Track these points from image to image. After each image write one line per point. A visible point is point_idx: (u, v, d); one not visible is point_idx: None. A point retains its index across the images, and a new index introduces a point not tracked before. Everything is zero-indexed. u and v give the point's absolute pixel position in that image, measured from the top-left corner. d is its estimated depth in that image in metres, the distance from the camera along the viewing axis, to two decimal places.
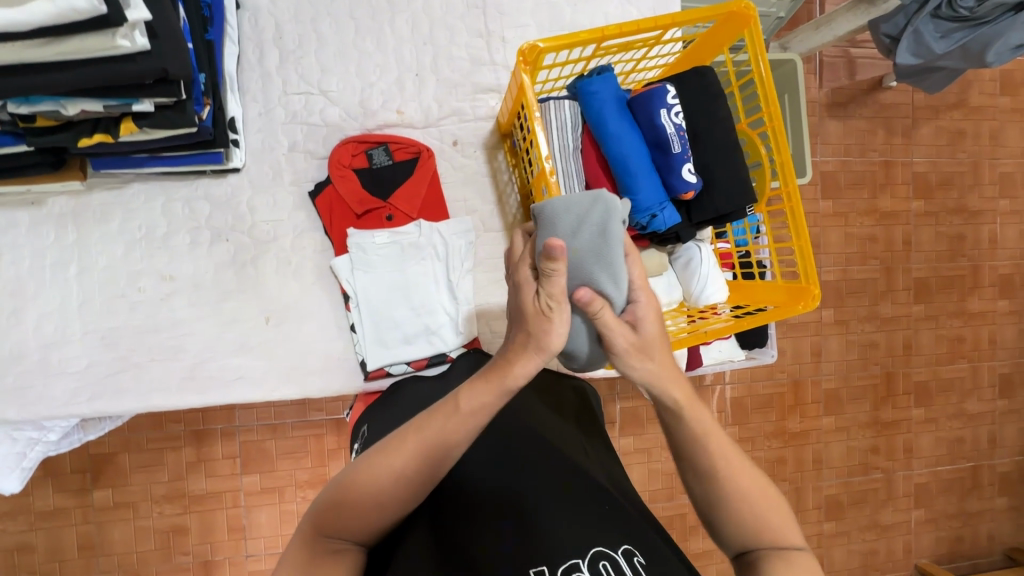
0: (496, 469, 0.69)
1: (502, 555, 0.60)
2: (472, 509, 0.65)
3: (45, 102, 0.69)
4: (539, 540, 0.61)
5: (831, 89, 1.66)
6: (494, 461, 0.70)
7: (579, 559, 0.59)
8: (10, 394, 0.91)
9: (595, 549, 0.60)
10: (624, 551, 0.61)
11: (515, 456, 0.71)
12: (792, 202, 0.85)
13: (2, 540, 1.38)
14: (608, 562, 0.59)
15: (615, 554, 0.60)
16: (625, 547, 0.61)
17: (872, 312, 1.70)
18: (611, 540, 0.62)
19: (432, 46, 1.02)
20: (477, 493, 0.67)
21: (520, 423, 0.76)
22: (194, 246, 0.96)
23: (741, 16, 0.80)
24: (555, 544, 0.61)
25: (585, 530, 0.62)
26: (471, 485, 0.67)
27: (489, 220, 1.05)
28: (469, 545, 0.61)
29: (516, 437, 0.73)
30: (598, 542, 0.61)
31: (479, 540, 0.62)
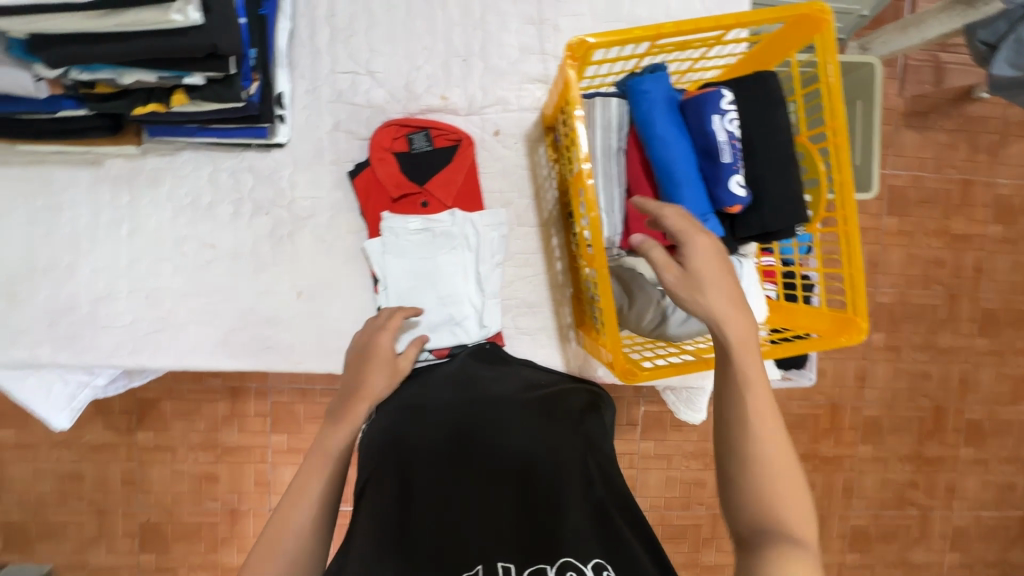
0: (473, 459, 0.67)
1: (466, 550, 0.61)
2: (452, 494, 0.65)
3: (104, 70, 0.72)
4: (503, 539, 0.61)
5: (912, 97, 1.53)
6: (472, 450, 0.69)
7: (546, 564, 0.59)
8: (62, 340, 0.97)
9: (563, 558, 0.58)
10: (595, 563, 0.58)
11: (493, 446, 0.69)
12: (846, 226, 0.79)
13: (57, 465, 1.50)
14: (574, 573, 0.57)
15: (582, 564, 0.58)
16: (597, 561, 0.58)
17: (928, 341, 1.59)
18: (582, 547, 0.59)
19: (483, 30, 0.99)
20: (456, 480, 0.66)
21: (510, 411, 0.74)
22: (236, 217, 0.99)
23: (813, 20, 0.73)
24: (520, 546, 0.61)
25: (556, 534, 0.61)
26: (446, 474, 0.66)
27: (524, 215, 1.03)
28: (438, 535, 0.62)
29: (499, 428, 0.71)
30: (567, 550, 0.59)
31: (446, 532, 0.62)
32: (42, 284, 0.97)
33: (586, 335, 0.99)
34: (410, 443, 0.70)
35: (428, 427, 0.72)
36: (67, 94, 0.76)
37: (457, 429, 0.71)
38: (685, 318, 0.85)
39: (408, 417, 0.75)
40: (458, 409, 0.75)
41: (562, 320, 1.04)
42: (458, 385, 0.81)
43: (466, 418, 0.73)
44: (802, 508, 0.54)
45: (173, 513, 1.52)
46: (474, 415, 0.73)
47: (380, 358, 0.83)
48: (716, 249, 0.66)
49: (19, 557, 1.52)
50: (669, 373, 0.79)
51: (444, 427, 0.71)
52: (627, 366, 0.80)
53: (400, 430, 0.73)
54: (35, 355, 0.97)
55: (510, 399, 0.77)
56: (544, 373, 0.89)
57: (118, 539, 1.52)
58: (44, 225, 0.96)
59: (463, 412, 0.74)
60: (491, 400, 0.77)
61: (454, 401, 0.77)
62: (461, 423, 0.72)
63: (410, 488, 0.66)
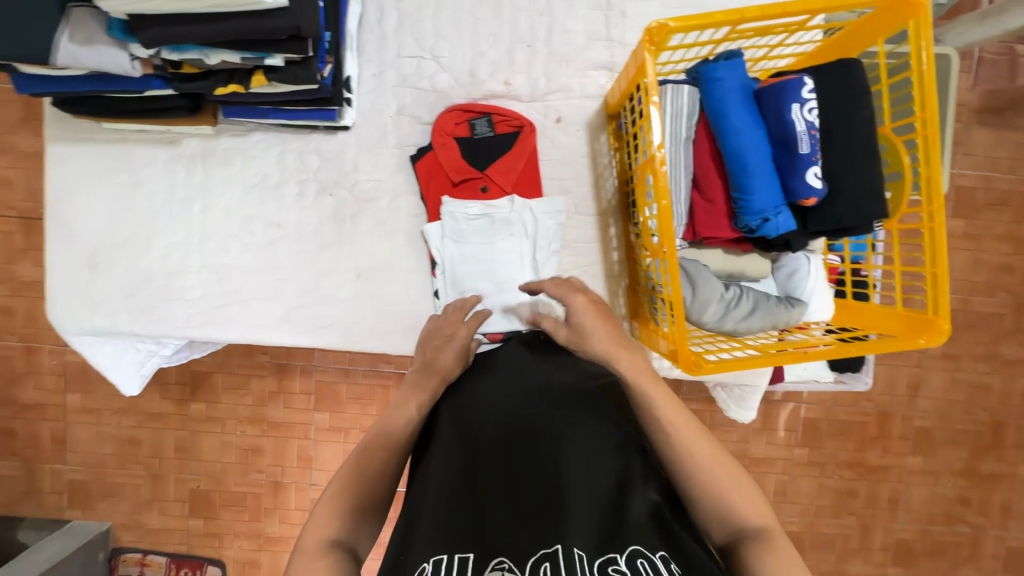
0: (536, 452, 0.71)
1: (533, 534, 0.61)
2: (516, 487, 0.68)
3: (192, 50, 0.74)
4: (574, 528, 0.61)
5: (986, 92, 1.44)
6: (535, 444, 0.72)
7: (616, 553, 0.59)
8: (138, 309, 1.02)
9: (632, 547, 0.59)
10: (662, 555, 0.59)
11: (556, 440, 0.71)
12: (931, 223, 0.75)
13: (115, 430, 1.57)
14: (645, 560, 0.58)
15: (651, 554, 0.58)
16: (664, 553, 0.59)
17: (991, 351, 1.51)
18: (649, 540, 0.60)
19: (548, 16, 0.99)
20: (519, 474, 0.69)
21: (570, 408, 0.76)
22: (301, 198, 1.02)
23: (909, 5, 0.70)
24: (589, 536, 0.61)
25: (622, 527, 0.62)
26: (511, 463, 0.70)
27: (583, 204, 1.02)
28: (504, 521, 0.64)
29: (563, 424, 0.73)
30: (635, 540, 0.60)
31: (511, 518, 0.64)
32: (121, 256, 1.02)
33: (641, 327, 0.98)
34: (472, 431, 0.74)
35: (491, 417, 0.75)
36: (155, 73, 0.79)
37: (518, 424, 0.74)
38: (747, 314, 0.85)
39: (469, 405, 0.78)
40: (521, 399, 0.77)
41: (616, 311, 1.03)
42: (516, 372, 0.83)
43: (529, 411, 0.75)
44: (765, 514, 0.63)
45: (222, 481, 1.58)
46: (536, 407, 0.76)
47: (451, 342, 0.82)
48: (589, 307, 0.77)
49: (80, 515, 1.59)
50: (734, 367, 0.78)
51: (505, 422, 0.74)
52: (691, 358, 0.79)
53: (462, 422, 0.76)
54: (112, 324, 1.02)
55: (570, 392, 0.79)
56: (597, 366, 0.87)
57: (170, 503, 1.59)
58: (125, 199, 1.01)
59: (526, 405, 0.76)
60: (552, 392, 0.78)
61: (515, 391, 0.79)
62: (524, 415, 0.75)
63: (473, 474, 0.70)
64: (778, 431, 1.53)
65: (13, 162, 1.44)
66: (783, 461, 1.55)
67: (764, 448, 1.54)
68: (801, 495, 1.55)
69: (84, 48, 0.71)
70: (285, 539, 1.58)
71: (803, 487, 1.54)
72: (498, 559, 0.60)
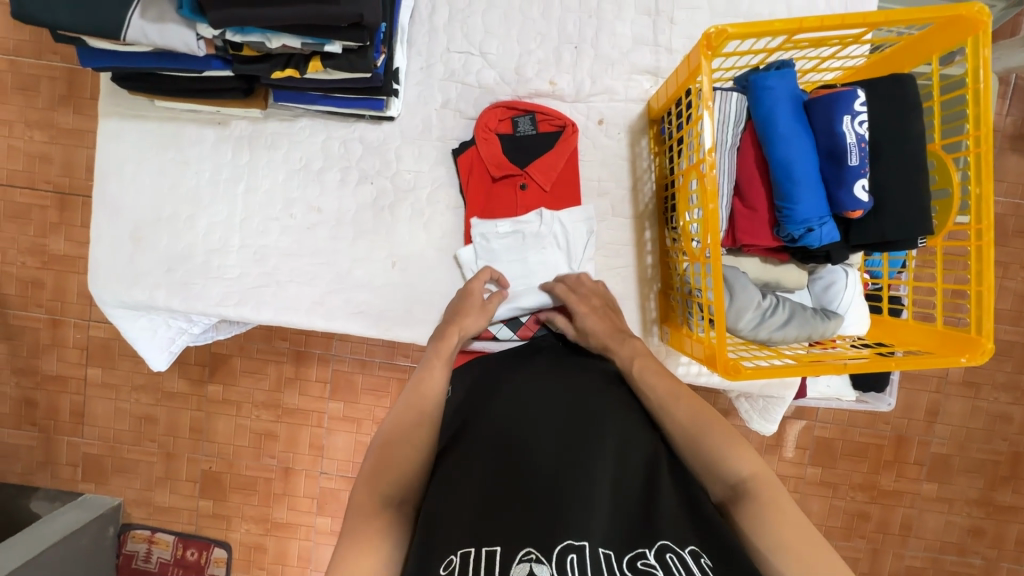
0: (562, 448, 0.70)
1: (561, 521, 0.60)
2: (542, 475, 0.67)
3: (255, 33, 0.76)
4: (602, 526, 0.61)
5: (1021, 119, 1.43)
6: (561, 440, 0.71)
7: (645, 548, 0.59)
8: (176, 286, 1.04)
9: (660, 542, 0.59)
10: (692, 550, 0.59)
11: (581, 437, 0.72)
12: (980, 241, 0.75)
13: (133, 407, 1.59)
14: (674, 554, 0.58)
15: (680, 549, 0.59)
16: (693, 548, 0.59)
17: (1014, 381, 1.49)
18: (678, 535, 0.60)
19: (596, 19, 1.00)
20: (544, 462, 0.68)
21: (595, 406, 0.77)
22: (342, 185, 1.03)
23: (970, 22, 0.70)
24: (616, 535, 0.61)
25: (652, 522, 0.62)
26: (536, 456, 0.69)
27: (620, 205, 1.03)
28: (529, 509, 0.63)
29: (589, 424, 0.74)
30: (665, 535, 0.60)
31: (537, 506, 0.63)
32: (164, 232, 1.04)
33: (672, 331, 0.98)
34: (495, 424, 0.74)
35: (515, 412, 0.75)
36: (216, 54, 0.81)
37: (543, 418, 0.74)
38: (782, 324, 0.85)
39: (491, 398, 0.79)
40: (545, 397, 0.78)
41: (647, 314, 1.03)
42: (541, 371, 0.83)
43: (554, 409, 0.76)
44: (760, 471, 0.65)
45: (233, 464, 1.59)
46: (561, 406, 0.76)
47: (472, 300, 0.91)
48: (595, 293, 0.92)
49: (93, 488, 1.61)
50: (771, 374, 0.78)
51: (530, 415, 0.75)
52: (730, 363, 0.79)
53: (487, 415, 0.76)
54: (150, 298, 1.04)
55: (595, 392, 0.79)
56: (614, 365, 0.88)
57: (182, 482, 1.60)
58: (171, 176, 1.03)
59: (550, 402, 0.77)
60: (576, 392, 0.79)
61: (540, 387, 0.79)
62: (548, 413, 0.75)
63: (496, 463, 0.69)
64: (791, 448, 1.52)
65: (53, 137, 1.47)
66: (796, 479, 1.53)
67: (777, 464, 1.53)
68: (812, 515, 1.53)
69: (154, 25, 0.73)
70: (292, 526, 1.59)
71: (814, 507, 1.52)
72: (525, 547, 0.58)
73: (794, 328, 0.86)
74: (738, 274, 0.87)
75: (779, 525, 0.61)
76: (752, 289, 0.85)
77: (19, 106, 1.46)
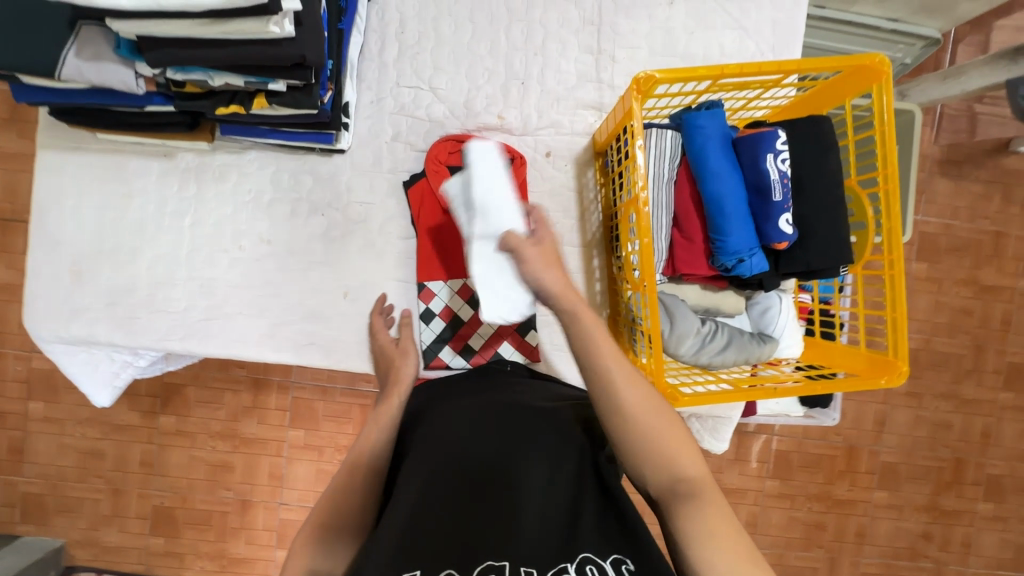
0: (495, 461, 0.71)
1: (485, 544, 0.62)
2: (472, 498, 0.67)
3: (196, 72, 0.76)
4: (527, 542, 0.62)
5: (946, 146, 1.55)
6: (495, 451, 0.72)
7: (565, 563, 0.60)
8: (118, 321, 1.01)
9: (583, 555, 0.61)
10: (613, 559, 0.61)
11: (518, 447, 0.72)
12: (892, 270, 0.81)
13: (78, 442, 1.51)
14: (594, 568, 0.60)
15: (602, 561, 0.61)
16: (614, 556, 0.61)
17: (951, 390, 1.57)
18: (600, 546, 0.62)
19: (542, 56, 1.04)
20: (477, 482, 0.69)
21: (529, 417, 0.77)
22: (292, 217, 1.03)
23: (873, 71, 0.77)
24: (539, 548, 0.62)
25: (575, 534, 0.63)
26: (465, 480, 0.69)
27: (568, 235, 1.06)
28: (457, 530, 0.64)
29: (521, 433, 0.74)
30: (587, 548, 0.62)
31: (466, 525, 0.64)
32: (106, 265, 1.01)
33: (621, 356, 1.01)
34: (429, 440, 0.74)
35: (450, 427, 0.76)
36: (158, 90, 0.81)
37: (475, 434, 0.74)
38: (720, 350, 0.89)
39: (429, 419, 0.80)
40: (481, 411, 0.78)
41: None
42: (480, 392, 0.84)
43: (485, 423, 0.76)
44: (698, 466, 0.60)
45: (187, 498, 1.53)
46: (496, 419, 0.77)
47: (393, 351, 0.94)
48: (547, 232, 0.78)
49: (33, 529, 1.52)
50: (708, 400, 0.81)
51: (462, 434, 0.75)
52: (668, 390, 0.82)
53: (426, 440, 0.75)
54: (91, 333, 1.01)
55: (530, 405, 0.80)
56: (555, 382, 0.92)
57: (130, 520, 1.53)
58: (115, 210, 1.01)
59: (485, 416, 0.77)
60: (511, 403, 0.80)
61: (471, 407, 0.80)
62: (482, 426, 0.75)
63: (428, 480, 0.69)
64: (750, 462, 1.57)
65: None
66: (755, 492, 1.57)
67: (737, 478, 1.57)
68: (772, 526, 1.57)
69: (90, 63, 0.72)
70: (251, 561, 1.54)
71: (773, 519, 1.57)
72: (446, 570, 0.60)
73: (732, 349, 0.90)
74: (676, 301, 0.90)
75: (713, 524, 0.56)
76: (689, 313, 0.89)
77: None
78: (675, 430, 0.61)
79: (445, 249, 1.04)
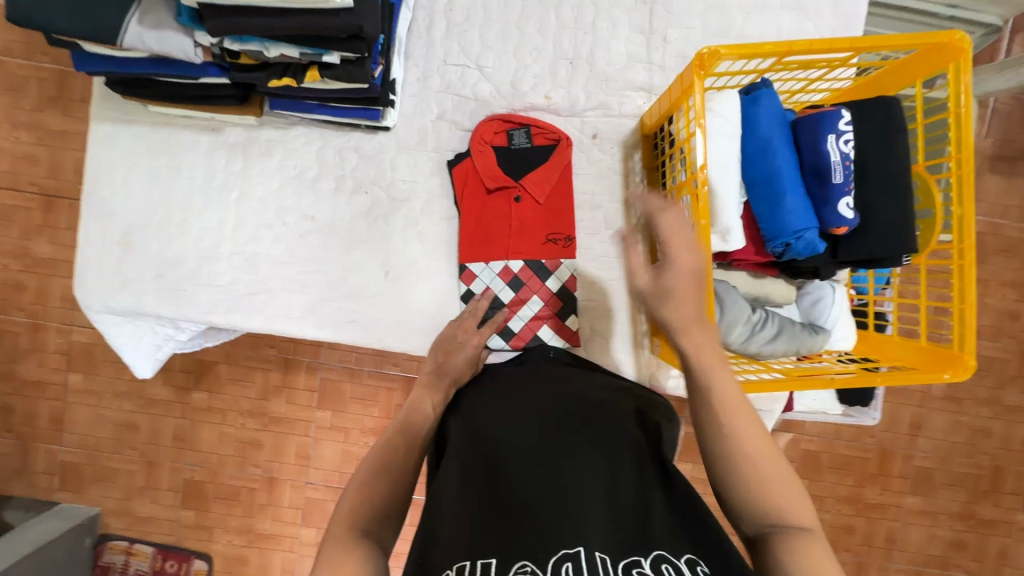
0: (554, 452, 0.68)
1: (553, 529, 0.59)
2: (532, 487, 0.65)
3: (253, 42, 0.76)
4: (597, 530, 0.59)
5: (1000, 141, 1.48)
6: (549, 447, 0.69)
7: (640, 556, 0.56)
8: (165, 292, 1.02)
9: (656, 552, 0.57)
10: (689, 558, 0.57)
11: (578, 441, 0.70)
12: (962, 260, 0.77)
13: (114, 414, 1.55)
14: (671, 566, 0.55)
15: (677, 558, 0.56)
16: (690, 557, 0.57)
17: (994, 396, 1.52)
18: (674, 544, 0.58)
19: (591, 35, 1.02)
20: (536, 473, 0.66)
21: (588, 413, 0.75)
22: (336, 194, 1.03)
23: (951, 49, 0.74)
24: (610, 538, 0.59)
25: (645, 530, 0.60)
26: (524, 472, 0.67)
27: (612, 219, 1.04)
28: (518, 525, 0.60)
29: (579, 427, 0.72)
30: (661, 545, 0.58)
31: (527, 513, 0.62)
32: (155, 237, 1.02)
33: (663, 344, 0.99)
34: (484, 436, 0.73)
35: (506, 419, 0.75)
36: (214, 61, 0.81)
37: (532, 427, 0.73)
38: (771, 339, 0.86)
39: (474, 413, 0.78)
40: (532, 405, 0.77)
41: (638, 326, 1.03)
42: (524, 385, 0.82)
43: (543, 417, 0.74)
44: (800, 505, 0.58)
45: (217, 473, 1.56)
46: (554, 412, 0.75)
47: (466, 350, 0.91)
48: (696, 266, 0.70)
49: (70, 497, 1.56)
50: (760, 389, 0.79)
51: (518, 428, 0.73)
52: None
53: (482, 435, 0.73)
54: (138, 305, 1.02)
55: (589, 400, 0.77)
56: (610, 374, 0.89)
57: (162, 492, 1.57)
58: (164, 182, 1.02)
59: (534, 410, 0.75)
60: (569, 397, 0.78)
61: (528, 401, 0.78)
62: (539, 420, 0.74)
63: (481, 481, 0.68)
64: None
65: (41, 138, 1.45)
66: None
67: None
68: None
69: (152, 31, 0.73)
70: (276, 538, 1.56)
71: None
72: (520, 560, 0.56)
73: (784, 340, 0.87)
74: (728, 285, 0.88)
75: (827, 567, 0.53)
76: (742, 300, 0.87)
77: (5, 107, 1.44)
78: (778, 470, 0.59)
79: (487, 230, 1.03)
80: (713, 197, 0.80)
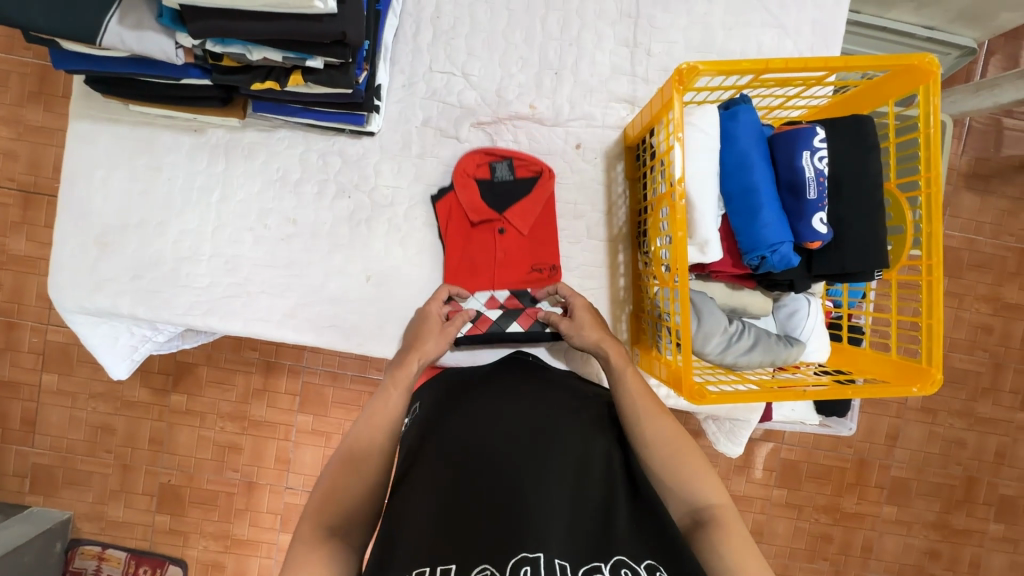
0: (524, 454, 0.69)
1: (517, 535, 0.60)
2: (500, 490, 0.65)
3: (236, 45, 0.76)
4: (561, 537, 0.60)
5: (975, 159, 1.52)
6: (520, 449, 0.70)
7: (599, 562, 0.58)
8: (142, 294, 1.01)
9: (616, 556, 0.59)
10: (648, 564, 0.58)
11: (549, 443, 0.70)
12: (931, 276, 0.79)
13: (89, 416, 1.52)
14: (629, 571, 0.57)
15: (636, 563, 0.58)
16: (649, 562, 0.59)
17: (968, 408, 1.55)
18: (634, 549, 0.60)
19: (576, 47, 1.03)
20: (504, 475, 0.67)
21: (560, 416, 0.75)
22: (319, 198, 1.03)
23: (921, 71, 0.76)
24: (573, 544, 0.60)
25: (608, 537, 0.61)
26: (493, 474, 0.67)
27: (595, 228, 1.05)
28: (484, 529, 0.61)
29: (552, 430, 0.72)
30: (620, 550, 0.60)
31: (493, 517, 0.63)
32: (133, 238, 1.01)
33: (642, 353, 1.00)
34: (455, 434, 0.73)
35: (478, 417, 0.75)
36: (195, 63, 0.81)
37: (504, 427, 0.73)
38: (747, 350, 0.88)
39: (448, 409, 0.78)
40: (505, 405, 0.76)
41: (619, 336, 1.04)
42: (503, 384, 0.82)
43: (516, 418, 0.74)
44: (712, 484, 0.67)
45: (194, 478, 1.54)
46: (527, 413, 0.75)
47: (434, 324, 0.89)
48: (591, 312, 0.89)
49: (41, 501, 1.53)
50: (735, 399, 0.80)
51: (490, 427, 0.73)
52: (695, 387, 0.81)
53: (453, 433, 0.73)
54: (113, 306, 1.01)
55: (562, 403, 0.78)
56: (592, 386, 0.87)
57: (137, 496, 1.54)
58: (144, 182, 1.01)
59: (509, 410, 0.75)
60: (543, 399, 0.78)
61: (502, 400, 0.78)
62: (511, 420, 0.74)
63: (448, 480, 0.68)
64: (757, 470, 1.55)
65: (20, 134, 1.43)
66: (762, 501, 1.55)
67: (743, 485, 1.55)
68: (778, 537, 1.55)
69: (132, 32, 0.73)
70: (253, 543, 1.54)
71: (779, 529, 1.55)
72: (481, 563, 0.58)
73: (759, 352, 0.88)
74: (704, 297, 0.89)
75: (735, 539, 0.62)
76: (718, 311, 0.88)
77: None
78: (692, 455, 0.69)
79: (471, 263, 1.04)
80: (691, 209, 0.81)
